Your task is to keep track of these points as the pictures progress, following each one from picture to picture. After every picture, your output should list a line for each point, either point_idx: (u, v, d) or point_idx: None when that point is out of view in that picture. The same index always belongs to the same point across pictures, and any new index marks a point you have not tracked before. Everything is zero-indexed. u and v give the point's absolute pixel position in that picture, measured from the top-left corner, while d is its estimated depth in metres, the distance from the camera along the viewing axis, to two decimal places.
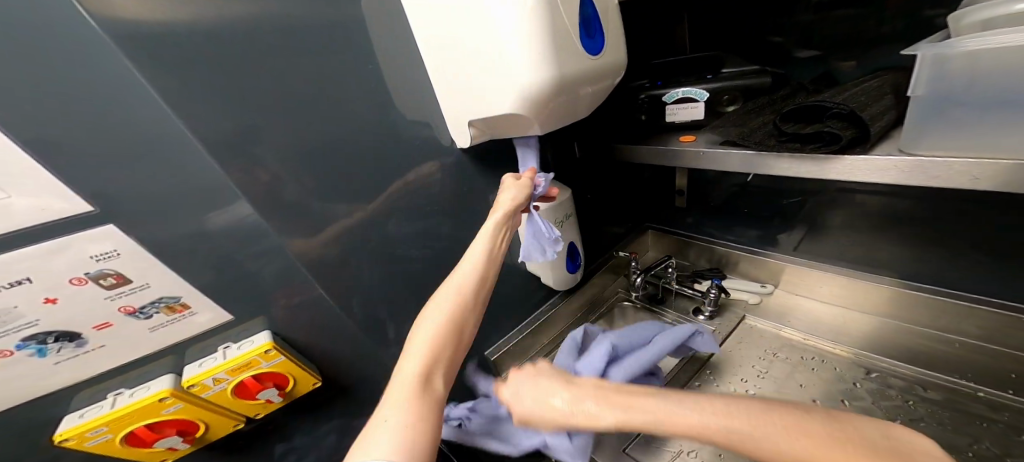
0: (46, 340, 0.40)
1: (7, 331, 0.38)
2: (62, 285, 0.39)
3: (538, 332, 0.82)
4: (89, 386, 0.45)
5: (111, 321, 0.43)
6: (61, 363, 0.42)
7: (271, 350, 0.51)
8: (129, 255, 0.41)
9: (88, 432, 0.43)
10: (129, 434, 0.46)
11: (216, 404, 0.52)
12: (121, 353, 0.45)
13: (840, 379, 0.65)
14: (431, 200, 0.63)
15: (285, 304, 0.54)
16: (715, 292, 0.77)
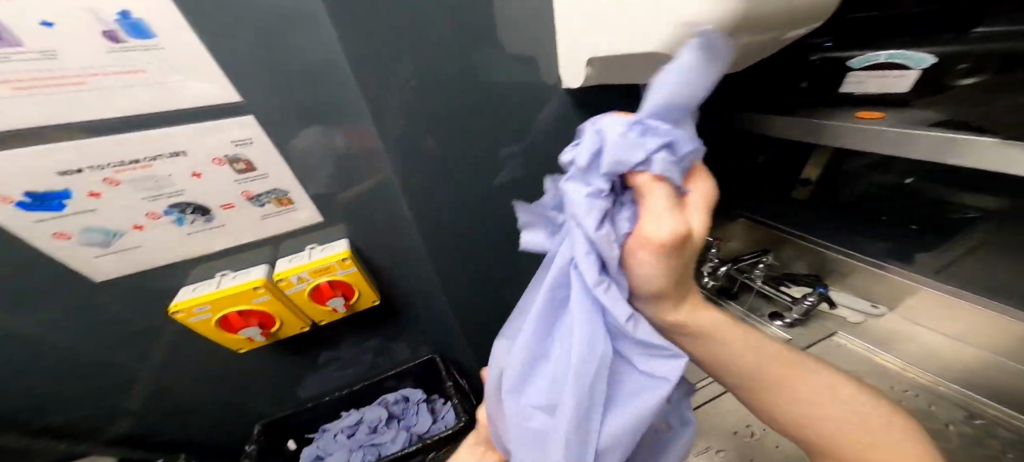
0: (185, 210, 0.44)
1: (158, 197, 0.42)
2: (204, 163, 0.41)
3: None
4: (207, 259, 0.50)
5: (233, 203, 0.46)
6: (194, 234, 0.46)
7: (347, 259, 0.53)
8: (260, 147, 0.43)
9: (194, 308, 0.49)
10: (222, 318, 0.52)
11: (294, 302, 0.56)
12: (237, 234, 0.49)
13: (930, 417, 0.57)
14: (526, 142, 0.55)
15: (364, 222, 0.55)
16: (810, 302, 0.67)
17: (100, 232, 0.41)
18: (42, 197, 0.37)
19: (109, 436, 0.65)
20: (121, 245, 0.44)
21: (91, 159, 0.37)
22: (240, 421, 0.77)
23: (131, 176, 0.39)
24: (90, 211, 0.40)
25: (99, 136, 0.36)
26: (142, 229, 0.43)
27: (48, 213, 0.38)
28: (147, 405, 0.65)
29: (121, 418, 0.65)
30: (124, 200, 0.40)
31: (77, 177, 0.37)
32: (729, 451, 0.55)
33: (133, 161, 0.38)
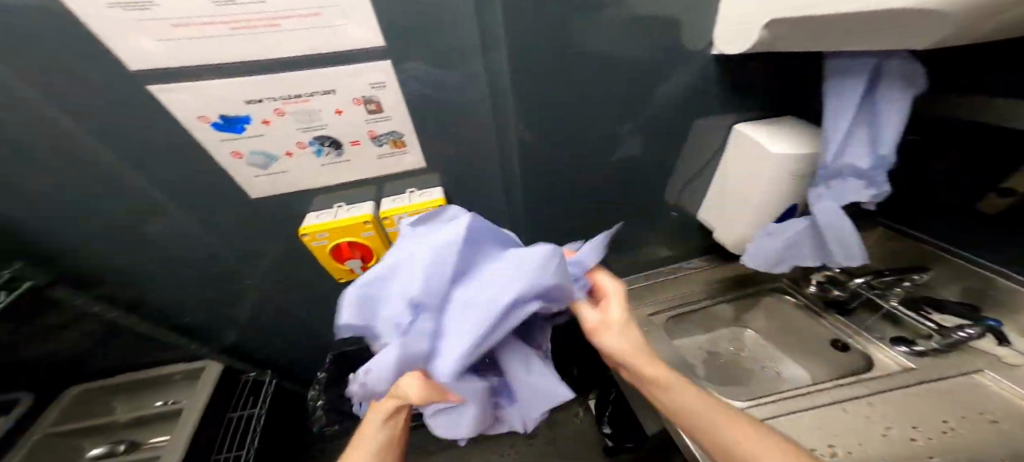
0: (324, 143, 0.52)
1: (310, 129, 0.50)
2: (348, 102, 0.48)
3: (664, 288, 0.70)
4: (328, 191, 0.58)
5: (360, 140, 0.53)
6: (326, 166, 0.54)
7: (442, 207, 0.57)
8: (393, 91, 0.48)
9: (317, 234, 0.56)
10: (334, 247, 0.57)
11: (391, 243, 0.61)
12: (357, 171, 0.56)
13: None
14: (640, 119, 0.54)
15: (456, 171, 0.59)
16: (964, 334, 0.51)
17: (262, 155, 0.51)
18: (231, 121, 0.46)
19: (230, 332, 0.79)
20: (275, 168, 0.53)
21: (271, 91, 0.45)
22: (324, 341, 0.89)
23: (293, 108, 0.47)
24: (261, 136, 0.49)
25: (279, 72, 0.43)
26: (292, 156, 0.52)
27: (232, 135, 0.48)
28: (256, 313, 0.77)
29: (238, 320, 0.77)
30: (286, 129, 0.49)
31: (257, 106, 0.45)
32: None
33: (296, 96, 0.46)
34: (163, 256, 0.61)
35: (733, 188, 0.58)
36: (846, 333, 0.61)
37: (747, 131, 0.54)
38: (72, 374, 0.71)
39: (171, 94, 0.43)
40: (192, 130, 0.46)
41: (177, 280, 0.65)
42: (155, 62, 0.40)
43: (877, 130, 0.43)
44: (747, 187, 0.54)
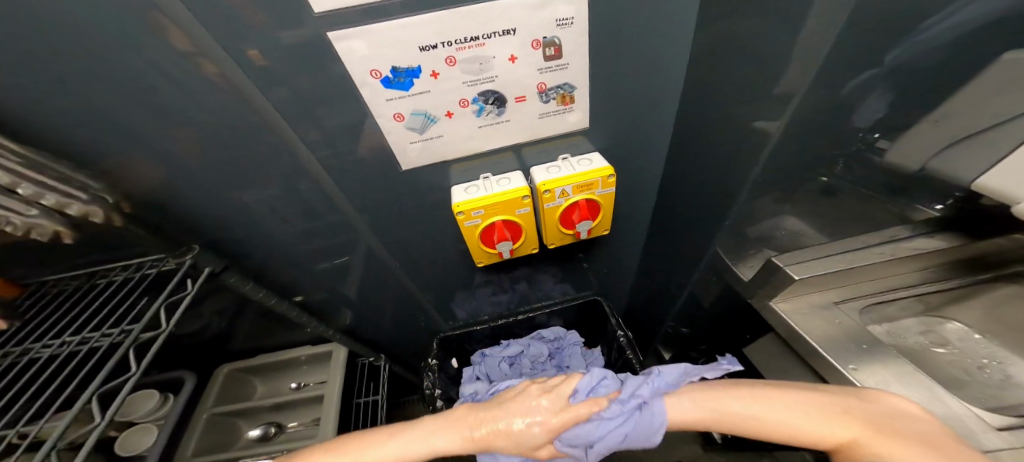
0: (488, 100, 0.44)
1: (477, 82, 0.42)
2: (528, 45, 0.40)
3: (852, 275, 0.57)
4: (476, 159, 0.50)
5: (526, 95, 0.45)
6: (482, 128, 0.47)
7: (612, 177, 0.49)
8: (578, 27, 0.40)
9: (471, 212, 0.49)
10: (487, 226, 0.51)
11: (541, 220, 0.53)
12: (512, 134, 0.48)
13: None
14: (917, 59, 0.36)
15: (613, 128, 0.52)
16: None
17: (423, 116, 0.44)
18: (401, 75, 0.39)
19: (347, 314, 0.77)
20: (432, 134, 0.46)
21: (449, 33, 0.37)
22: (433, 318, 0.88)
23: (466, 55, 0.39)
24: (427, 93, 0.41)
25: (465, 6, 0.35)
26: (451, 117, 0.45)
27: (398, 92, 0.40)
28: (372, 293, 0.74)
29: (355, 302, 0.75)
30: (452, 81, 0.41)
31: (430, 54, 0.38)
32: None
33: (473, 39, 0.38)
34: (301, 236, 0.57)
35: None
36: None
37: None
38: (217, 349, 0.75)
39: (347, 43, 0.35)
40: (360, 89, 0.40)
41: (310, 259, 0.62)
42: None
43: None
44: None
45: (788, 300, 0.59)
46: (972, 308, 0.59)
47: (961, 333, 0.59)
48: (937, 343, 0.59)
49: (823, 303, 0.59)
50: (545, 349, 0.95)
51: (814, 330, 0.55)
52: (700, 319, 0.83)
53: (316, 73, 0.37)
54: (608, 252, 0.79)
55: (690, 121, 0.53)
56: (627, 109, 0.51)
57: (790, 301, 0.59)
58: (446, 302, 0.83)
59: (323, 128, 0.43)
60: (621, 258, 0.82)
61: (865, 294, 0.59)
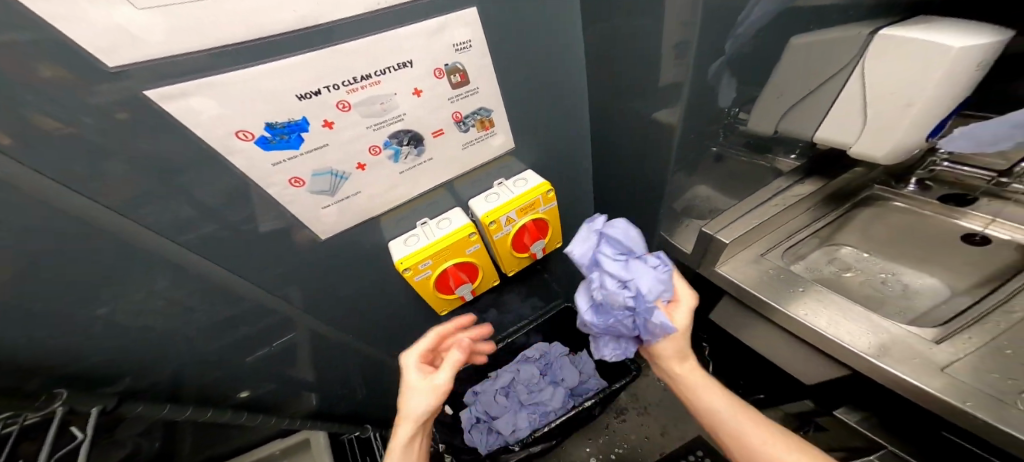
0: (402, 142, 0.42)
1: (383, 125, 0.40)
2: (428, 76, 0.39)
3: (766, 227, 0.65)
4: (410, 204, 0.48)
5: (443, 127, 0.44)
6: (404, 172, 0.45)
7: (550, 192, 0.50)
8: (477, 50, 0.40)
9: (419, 264, 0.46)
10: (440, 274, 0.48)
11: (493, 250, 0.53)
12: (442, 169, 0.48)
13: None
14: (755, 57, 0.43)
15: (540, 145, 0.55)
16: None
17: (328, 175, 0.40)
18: (281, 131, 0.34)
19: (309, 399, 0.69)
20: (352, 189, 0.43)
21: (333, 75, 0.34)
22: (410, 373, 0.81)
23: (360, 98, 0.36)
24: (327, 146, 0.37)
25: (346, 41, 0.32)
26: (363, 169, 0.42)
27: (285, 153, 0.36)
28: (333, 368, 0.67)
29: (315, 384, 0.67)
30: (352, 130, 0.38)
31: (313, 101, 0.34)
32: None
33: (365, 79, 0.35)
34: (228, 333, 0.49)
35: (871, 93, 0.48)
36: (980, 225, 0.60)
37: (898, 33, 0.44)
38: None
39: (184, 102, 0.29)
40: (229, 158, 0.34)
41: (243, 359, 0.53)
42: (151, 47, 0.26)
43: None
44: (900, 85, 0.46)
45: (725, 264, 0.66)
46: (857, 231, 0.71)
47: (856, 256, 0.71)
48: (844, 267, 0.70)
49: (756, 256, 0.66)
50: (534, 369, 0.99)
51: (759, 286, 0.62)
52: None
53: (166, 146, 0.31)
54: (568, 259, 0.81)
55: (603, 121, 0.57)
56: (547, 127, 0.53)
57: (728, 263, 0.65)
58: None
59: (219, 211, 0.37)
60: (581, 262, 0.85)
61: (778, 243, 0.67)
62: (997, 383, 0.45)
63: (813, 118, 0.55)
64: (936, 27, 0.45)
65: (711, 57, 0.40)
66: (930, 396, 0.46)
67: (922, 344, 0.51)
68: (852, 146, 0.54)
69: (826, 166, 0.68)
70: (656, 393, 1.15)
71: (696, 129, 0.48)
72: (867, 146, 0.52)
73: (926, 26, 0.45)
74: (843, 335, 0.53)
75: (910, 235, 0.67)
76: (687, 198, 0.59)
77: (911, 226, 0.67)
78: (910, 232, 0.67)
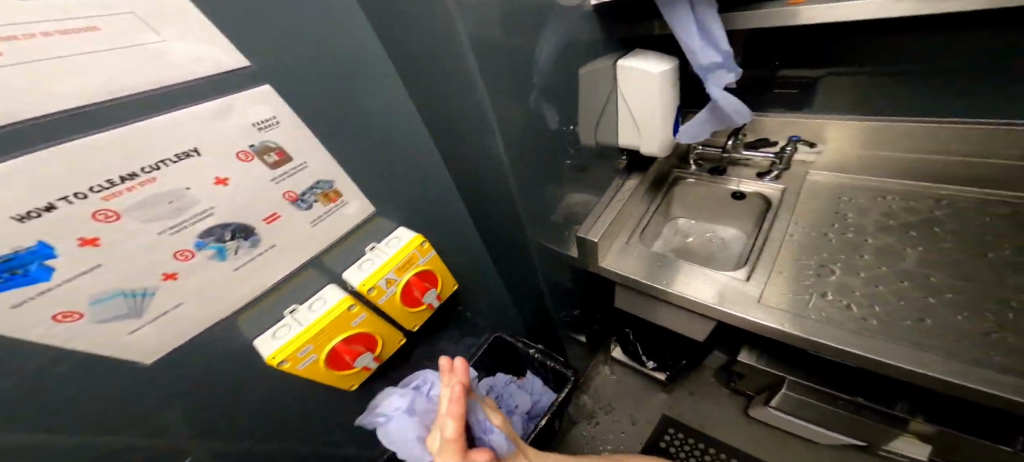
0: (223, 236, 0.34)
1: (184, 225, 0.31)
2: (230, 160, 0.32)
3: (622, 217, 0.76)
4: (270, 296, 0.39)
5: (278, 211, 0.37)
6: (241, 268, 0.36)
7: (424, 242, 0.52)
8: (288, 124, 0.35)
9: (298, 352, 0.40)
10: (330, 354, 0.44)
11: (386, 314, 0.52)
12: (291, 256, 0.40)
13: (915, 211, 0.62)
14: (542, 87, 0.52)
15: (412, 203, 0.53)
16: (789, 149, 0.72)
17: (119, 296, 0.29)
18: (7, 266, 0.23)
19: None
20: (164, 304, 0.32)
21: (78, 179, 0.24)
22: None
23: (133, 201, 0.27)
24: (101, 266, 0.27)
25: (75, 139, 0.23)
26: (175, 278, 0.32)
27: (20, 292, 0.24)
28: None
29: None
30: (137, 242, 0.28)
31: (43, 221, 0.23)
32: (887, 285, 0.53)
33: (130, 178, 0.27)
34: None
35: (636, 104, 0.66)
36: (736, 185, 0.76)
37: (630, 63, 0.62)
38: None
39: None
40: None
41: None
42: None
43: (716, 36, 0.57)
44: (647, 99, 0.64)
45: (607, 257, 0.73)
46: (679, 206, 0.86)
47: (690, 223, 0.87)
48: (684, 234, 0.86)
49: (626, 243, 0.74)
50: None
51: (637, 270, 0.68)
52: (576, 298, 0.94)
53: None
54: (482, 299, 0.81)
55: (460, 163, 0.61)
56: (414, 181, 0.52)
57: (603, 258, 0.72)
58: None
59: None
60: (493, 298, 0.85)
61: (635, 229, 0.77)
62: (803, 300, 0.54)
63: (608, 127, 0.70)
64: (649, 56, 0.64)
65: (504, 94, 0.46)
66: (762, 326, 0.54)
67: (748, 287, 0.58)
68: (642, 146, 0.71)
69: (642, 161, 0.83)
70: (611, 390, 1.20)
71: (528, 151, 0.54)
72: (650, 145, 0.69)
73: (644, 56, 0.64)
74: (699, 294, 0.60)
75: (710, 199, 0.81)
76: (554, 210, 0.65)
77: (706, 194, 0.81)
78: (709, 199, 0.82)
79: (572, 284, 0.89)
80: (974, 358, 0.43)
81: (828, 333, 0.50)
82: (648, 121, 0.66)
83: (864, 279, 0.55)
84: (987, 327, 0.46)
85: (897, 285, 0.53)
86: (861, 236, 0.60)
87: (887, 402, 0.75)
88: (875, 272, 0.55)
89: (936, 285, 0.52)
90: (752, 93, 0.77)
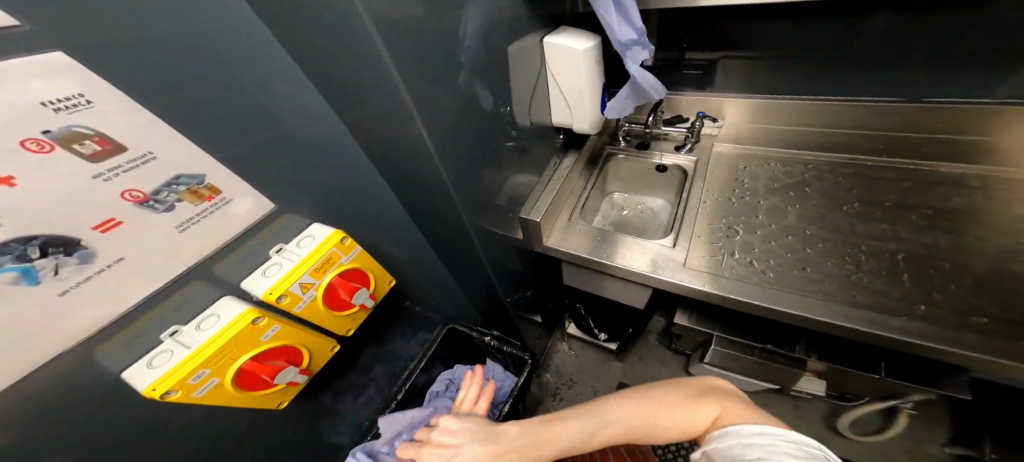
0: (29, 254, 0.25)
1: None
2: (15, 154, 0.24)
3: (561, 196, 0.77)
4: (139, 319, 0.32)
5: (117, 216, 0.29)
6: (71, 290, 0.28)
7: (345, 238, 0.47)
8: (108, 104, 0.27)
9: (189, 380, 0.34)
10: (237, 374, 0.38)
11: (309, 321, 0.46)
12: (151, 269, 0.32)
13: (789, 175, 0.70)
14: (467, 65, 0.47)
15: (332, 195, 0.48)
16: (698, 123, 0.76)
17: None
18: None
19: None
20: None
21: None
22: None
23: None
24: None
25: None
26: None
27: None
28: None
29: None
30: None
31: None
32: (779, 240, 0.60)
33: None
34: None
35: (564, 83, 0.66)
36: (658, 158, 0.81)
37: (553, 40, 0.61)
38: None
39: None
40: None
41: None
42: None
43: (631, 14, 0.58)
44: (574, 78, 0.64)
45: (551, 237, 0.74)
46: (615, 181, 0.90)
47: (624, 197, 0.91)
48: (620, 208, 0.90)
49: (566, 220, 0.76)
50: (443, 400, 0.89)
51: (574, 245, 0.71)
52: (526, 279, 0.94)
53: None
54: (431, 289, 0.78)
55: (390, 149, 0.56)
56: (334, 171, 0.47)
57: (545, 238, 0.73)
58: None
59: None
60: (443, 288, 0.82)
61: (574, 206, 0.79)
62: (718, 260, 0.60)
63: (541, 108, 0.70)
64: (573, 32, 0.63)
65: (425, 75, 0.41)
66: (686, 288, 0.59)
67: (675, 253, 0.63)
68: (575, 125, 0.72)
69: (577, 140, 0.85)
70: (573, 364, 1.27)
71: (462, 135, 0.51)
72: (580, 124, 0.71)
73: (569, 32, 0.63)
74: (637, 264, 0.63)
75: (641, 173, 0.86)
76: (497, 195, 0.63)
77: (637, 169, 0.85)
78: (640, 174, 0.86)
79: (523, 267, 0.89)
80: (841, 297, 0.51)
81: (740, 289, 0.55)
82: (580, 100, 0.67)
83: (768, 237, 0.61)
84: (849, 270, 0.54)
85: (786, 240, 0.60)
86: (760, 199, 0.67)
87: (789, 345, 0.87)
88: (774, 231, 0.62)
89: (811, 237, 0.60)
90: (671, 72, 0.80)
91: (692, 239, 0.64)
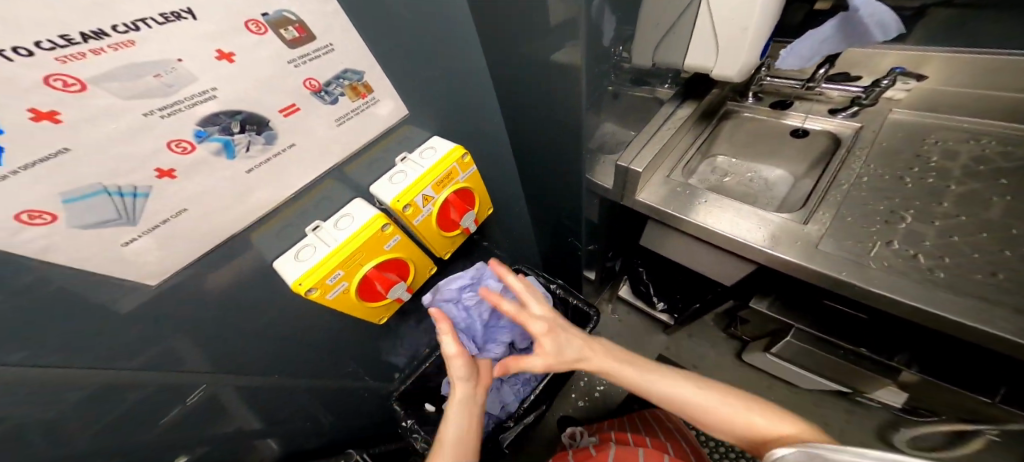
0: (232, 127, 0.27)
1: (178, 107, 0.24)
2: (241, 33, 0.24)
3: (665, 149, 0.68)
4: (288, 209, 0.34)
5: (297, 103, 0.30)
6: (255, 170, 0.30)
7: (466, 155, 0.43)
8: None
9: (328, 280, 0.34)
10: (362, 282, 0.38)
11: (418, 238, 0.45)
12: (312, 160, 0.33)
13: (1007, 157, 0.56)
14: None
15: (446, 116, 0.45)
16: (888, 82, 0.61)
17: (103, 194, 0.23)
18: None
19: None
20: (162, 213, 0.26)
21: (30, 25, 0.17)
22: (374, 407, 0.71)
23: (107, 69, 0.20)
24: (69, 152, 0.20)
25: None
26: (172, 177, 0.26)
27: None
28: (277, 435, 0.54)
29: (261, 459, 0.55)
30: (121, 123, 0.22)
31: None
32: (956, 232, 0.50)
33: (100, 37, 0.19)
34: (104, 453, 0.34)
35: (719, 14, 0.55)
36: (799, 121, 0.69)
37: None
38: None
39: None
40: None
41: None
42: None
43: None
44: (741, 9, 0.52)
45: (643, 191, 0.66)
46: (722, 141, 0.78)
47: (729, 162, 0.80)
48: (721, 175, 0.79)
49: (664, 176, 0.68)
50: None
51: (671, 204, 0.63)
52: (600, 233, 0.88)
53: None
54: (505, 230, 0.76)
55: (502, 76, 0.51)
56: (455, 89, 0.43)
57: (642, 195, 0.66)
58: (379, 382, 0.67)
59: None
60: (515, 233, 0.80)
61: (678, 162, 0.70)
62: (864, 248, 0.51)
63: (674, 45, 0.59)
64: None
65: None
66: (811, 271, 0.51)
67: (803, 230, 0.54)
68: (715, 70, 0.61)
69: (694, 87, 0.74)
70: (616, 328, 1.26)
71: (595, 68, 0.44)
72: (724, 70, 0.60)
73: None
74: (754, 237, 0.55)
75: (764, 135, 0.74)
76: (597, 140, 0.58)
77: (761, 130, 0.74)
78: (760, 136, 0.75)
79: (599, 224, 0.84)
80: None
81: (889, 282, 0.47)
82: (734, 40, 0.56)
83: (938, 227, 0.51)
84: None
85: (964, 236, 0.50)
86: (925, 182, 0.56)
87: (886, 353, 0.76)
88: (950, 224, 0.51)
89: (1017, 238, 0.48)
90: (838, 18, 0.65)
91: (820, 215, 0.55)
